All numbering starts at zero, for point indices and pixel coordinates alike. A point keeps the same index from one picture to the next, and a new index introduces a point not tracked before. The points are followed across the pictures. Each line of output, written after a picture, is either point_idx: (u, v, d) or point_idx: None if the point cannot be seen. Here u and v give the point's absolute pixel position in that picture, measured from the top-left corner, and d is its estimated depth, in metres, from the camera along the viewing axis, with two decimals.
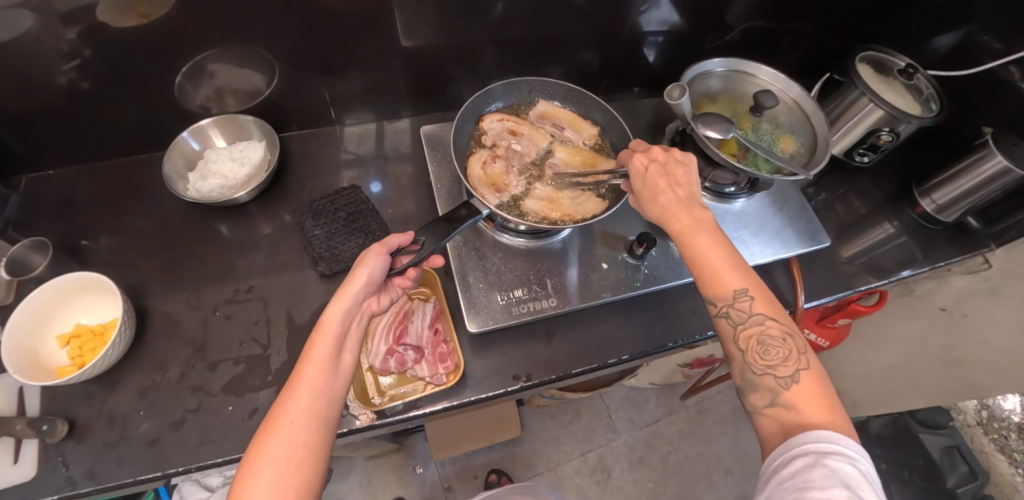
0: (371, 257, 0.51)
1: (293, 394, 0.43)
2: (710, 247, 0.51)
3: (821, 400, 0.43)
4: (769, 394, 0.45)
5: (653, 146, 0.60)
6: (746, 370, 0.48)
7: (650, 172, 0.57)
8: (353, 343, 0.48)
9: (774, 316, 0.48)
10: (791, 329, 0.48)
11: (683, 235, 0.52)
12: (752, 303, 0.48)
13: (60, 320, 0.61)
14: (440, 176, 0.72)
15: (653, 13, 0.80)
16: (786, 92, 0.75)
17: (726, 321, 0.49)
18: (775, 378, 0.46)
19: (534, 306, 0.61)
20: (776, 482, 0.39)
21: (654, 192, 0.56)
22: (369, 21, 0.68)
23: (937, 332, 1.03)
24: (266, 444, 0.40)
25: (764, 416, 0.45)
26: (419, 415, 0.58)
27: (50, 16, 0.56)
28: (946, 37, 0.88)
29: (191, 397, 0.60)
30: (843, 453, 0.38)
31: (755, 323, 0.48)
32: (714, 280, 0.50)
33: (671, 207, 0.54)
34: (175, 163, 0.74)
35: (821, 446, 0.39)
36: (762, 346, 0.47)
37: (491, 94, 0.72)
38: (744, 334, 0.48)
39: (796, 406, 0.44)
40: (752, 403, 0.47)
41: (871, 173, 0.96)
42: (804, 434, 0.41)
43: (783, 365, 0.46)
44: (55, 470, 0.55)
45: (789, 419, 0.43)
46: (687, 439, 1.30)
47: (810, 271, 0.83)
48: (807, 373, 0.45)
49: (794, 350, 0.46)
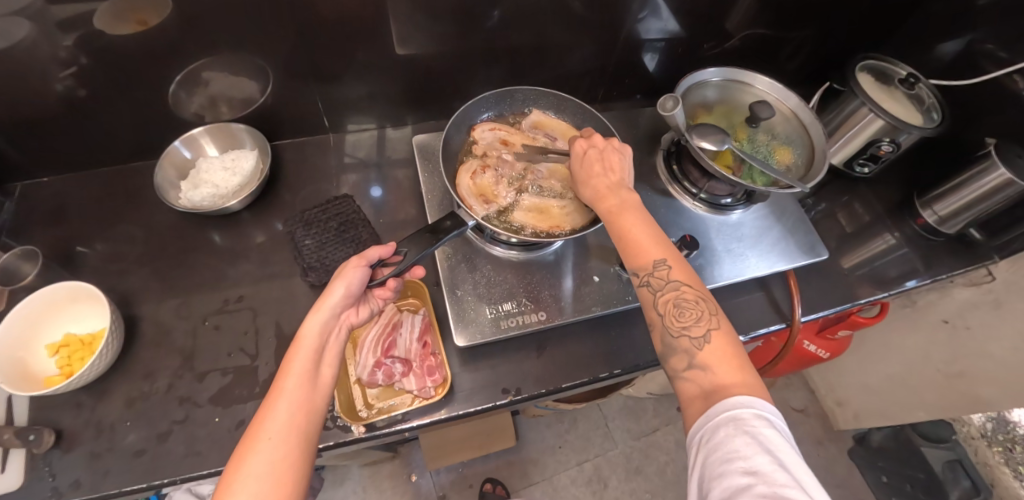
0: (350, 269, 0.50)
1: (271, 409, 0.42)
2: (633, 223, 0.53)
3: (732, 359, 0.44)
4: (685, 356, 0.46)
5: (593, 135, 0.62)
6: (665, 335, 0.48)
7: (589, 155, 0.59)
8: (332, 356, 0.48)
9: (690, 282, 0.49)
10: (705, 294, 0.49)
11: (609, 213, 0.54)
12: (670, 271, 0.49)
13: (49, 330, 0.61)
14: (432, 186, 0.72)
15: (651, 21, 0.80)
16: (783, 102, 0.74)
17: (647, 290, 0.50)
18: (690, 340, 0.46)
19: (524, 319, 0.60)
20: (704, 456, 0.39)
21: (589, 173, 0.58)
22: (364, 29, 0.68)
23: (940, 344, 1.02)
24: (244, 462, 0.39)
25: (683, 380, 0.45)
26: (407, 429, 0.57)
27: (46, 23, 0.57)
28: (950, 44, 0.86)
29: (179, 408, 0.59)
30: (759, 416, 0.39)
31: (672, 290, 0.49)
32: (638, 251, 0.51)
33: (601, 188, 0.56)
34: (167, 172, 0.73)
35: (739, 414, 0.39)
36: (678, 309, 0.48)
37: (484, 104, 0.71)
38: (663, 300, 0.49)
39: (710, 366, 0.44)
40: (672, 367, 0.47)
41: (871, 184, 0.95)
42: (722, 403, 0.40)
43: (697, 326, 0.47)
44: (42, 480, 0.55)
45: (706, 380, 0.43)
46: (685, 449, 1.29)
47: (808, 284, 0.81)
48: (718, 333, 0.46)
49: (707, 312, 0.47)
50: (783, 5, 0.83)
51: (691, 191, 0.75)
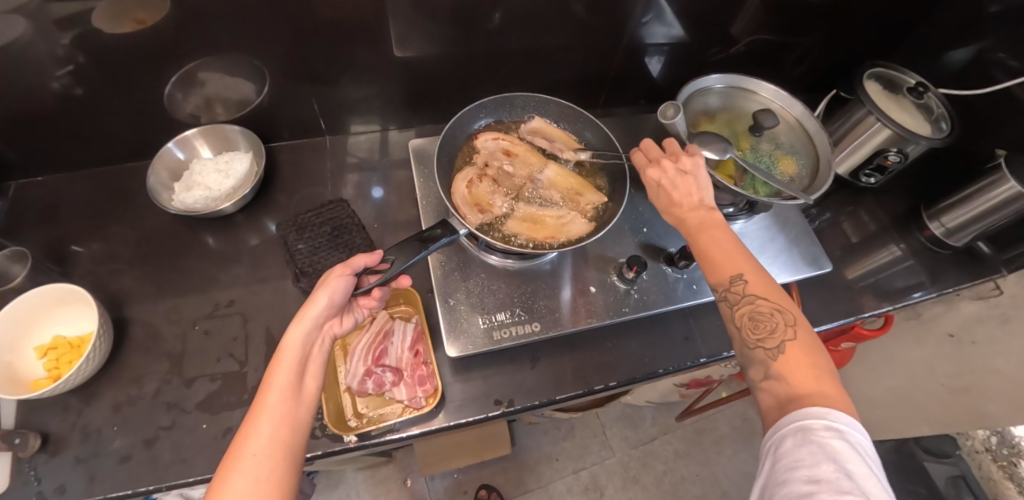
0: (333, 279, 0.49)
1: (253, 426, 0.41)
2: (711, 241, 0.52)
3: (809, 371, 0.43)
4: (762, 367, 0.45)
5: (662, 156, 0.58)
6: (742, 347, 0.47)
7: (662, 190, 0.56)
8: (317, 367, 0.47)
9: (767, 294, 0.47)
10: (785, 305, 0.47)
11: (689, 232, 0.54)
12: (747, 285, 0.48)
13: (37, 333, 0.60)
14: (427, 191, 0.71)
15: (655, 25, 0.78)
16: (787, 109, 0.73)
17: (722, 304, 0.49)
18: (765, 352, 0.45)
19: (518, 330, 0.59)
20: (769, 463, 0.39)
21: (669, 199, 0.56)
22: (362, 31, 0.67)
23: (944, 358, 1.00)
24: (227, 482, 0.38)
25: (761, 390, 0.45)
26: (397, 439, 0.56)
27: (43, 21, 0.56)
28: (960, 52, 0.84)
29: (166, 413, 0.59)
30: (831, 427, 0.38)
31: (748, 303, 0.48)
32: (712, 267, 0.50)
33: (681, 213, 0.55)
34: (159, 175, 0.73)
35: (808, 424, 0.38)
36: (753, 321, 0.47)
37: (482, 109, 0.70)
38: (737, 315, 0.48)
39: (786, 376, 0.43)
40: (752, 377, 0.46)
41: (877, 194, 0.93)
42: (793, 412, 0.40)
43: (773, 338, 0.45)
44: (26, 485, 0.54)
45: (781, 390, 0.43)
46: (683, 458, 1.28)
47: (811, 296, 0.80)
48: (796, 344, 0.44)
49: (784, 324, 0.46)
50: (789, 11, 0.81)
51: None
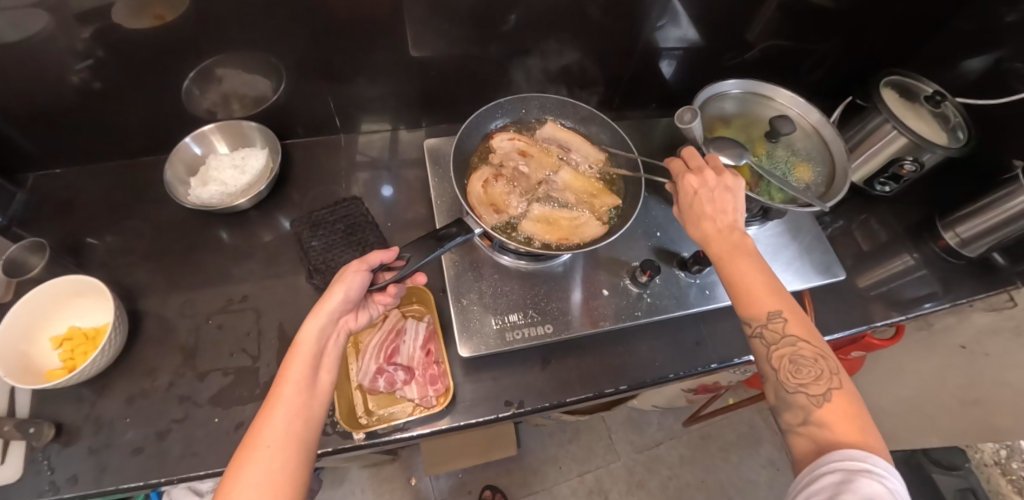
0: (350, 275, 0.49)
1: (269, 417, 0.41)
2: (750, 272, 0.51)
3: (853, 420, 0.42)
4: (801, 412, 0.44)
5: (705, 168, 0.57)
6: (779, 389, 0.46)
7: (699, 196, 0.56)
8: (331, 362, 0.48)
9: (809, 337, 0.47)
10: (825, 351, 0.46)
11: (719, 260, 0.53)
12: (786, 324, 0.47)
13: (53, 324, 0.61)
14: (441, 190, 0.71)
15: (670, 29, 0.78)
16: (804, 116, 0.73)
17: (759, 342, 0.48)
18: (807, 396, 0.44)
19: (530, 331, 0.59)
20: (804, 498, 0.39)
21: (699, 214, 0.55)
22: (378, 29, 0.67)
23: (956, 370, 0.99)
24: (242, 472, 0.38)
25: (797, 436, 0.44)
26: (406, 438, 0.56)
27: (65, 16, 0.56)
28: (977, 60, 0.83)
29: (178, 407, 0.59)
30: (870, 470, 0.37)
31: (787, 345, 0.47)
32: (750, 300, 0.49)
33: (711, 232, 0.54)
34: (176, 169, 0.73)
35: (849, 464, 0.38)
36: (794, 365, 0.46)
37: (497, 110, 0.70)
38: (777, 355, 0.47)
39: (828, 424, 0.42)
40: (786, 421, 0.45)
41: (891, 202, 0.92)
42: (834, 452, 0.40)
43: (815, 383, 0.45)
44: (40, 474, 0.55)
45: (822, 438, 0.42)
46: (688, 464, 1.27)
47: (822, 304, 0.79)
48: (838, 392, 0.44)
49: (826, 370, 0.45)
50: (806, 16, 0.81)
51: None
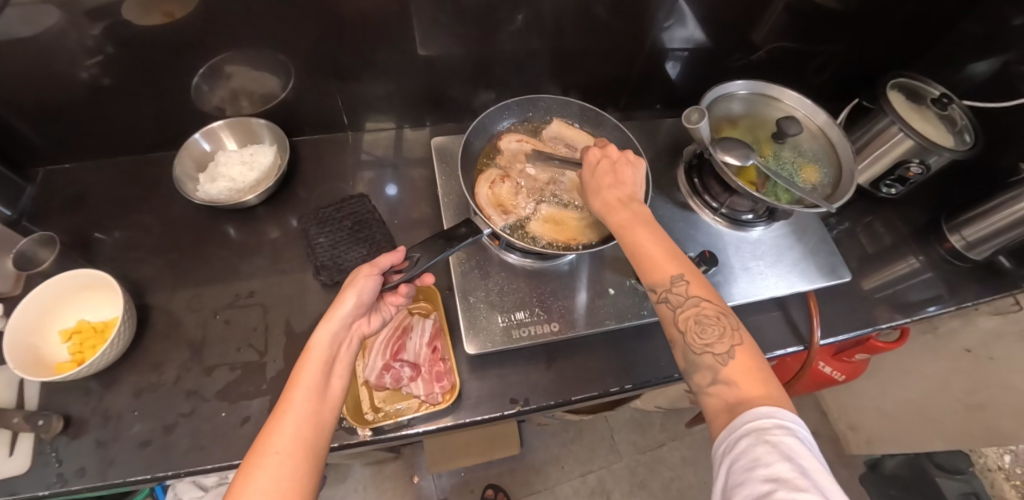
0: (361, 279, 0.50)
1: (279, 423, 0.42)
2: (649, 238, 0.50)
3: (756, 375, 0.42)
4: (709, 372, 0.43)
5: (608, 144, 0.59)
6: (687, 353, 0.46)
7: (601, 166, 0.57)
8: (342, 367, 0.48)
9: (710, 297, 0.47)
10: (727, 311, 0.46)
11: (621, 227, 0.51)
12: (688, 287, 0.47)
13: (61, 317, 0.61)
14: (448, 189, 0.71)
15: (677, 29, 0.78)
16: (811, 118, 0.73)
17: (665, 306, 0.47)
18: (714, 356, 0.44)
19: (536, 329, 0.59)
20: (726, 465, 0.38)
21: (600, 184, 0.56)
22: (386, 28, 0.68)
23: (962, 373, 0.99)
24: (251, 477, 0.38)
25: (707, 397, 0.43)
26: (412, 435, 0.56)
27: (75, 12, 0.57)
28: (983, 64, 0.83)
29: (186, 401, 0.59)
30: (782, 425, 0.37)
31: (692, 306, 0.46)
32: (652, 265, 0.49)
33: (612, 201, 0.53)
34: (185, 164, 0.73)
35: (761, 423, 0.38)
36: (699, 326, 0.45)
37: (505, 110, 0.70)
38: (683, 317, 0.46)
39: (734, 380, 0.42)
40: (695, 384, 0.44)
41: (897, 205, 0.92)
42: (746, 412, 0.39)
43: (720, 342, 0.45)
44: (48, 466, 0.55)
45: (730, 395, 0.41)
46: (690, 466, 1.27)
47: (826, 305, 0.79)
48: (741, 349, 0.44)
49: (730, 328, 0.45)
50: (812, 18, 0.81)
51: (711, 205, 0.74)
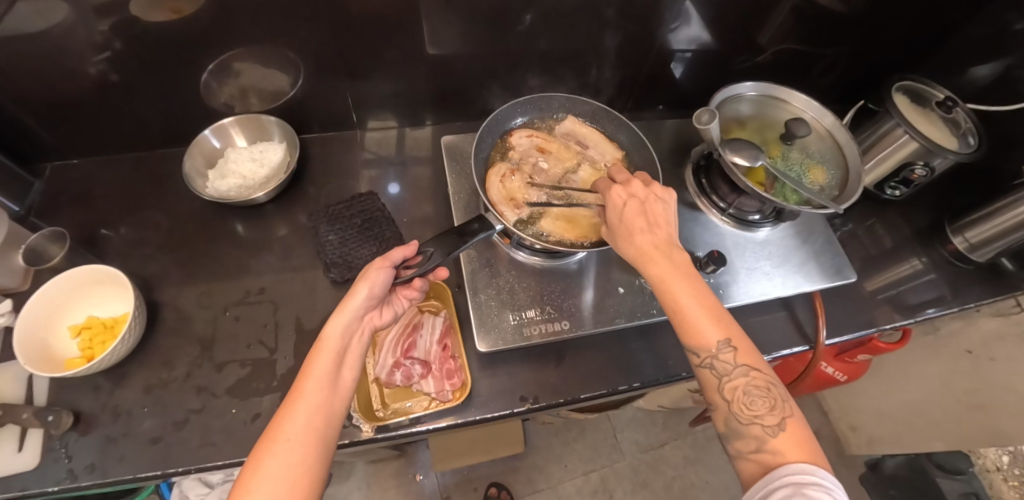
0: (373, 272, 0.50)
1: (290, 411, 0.42)
2: (691, 298, 0.48)
3: (806, 447, 0.42)
4: (754, 441, 0.43)
5: (631, 180, 0.55)
6: (729, 419, 0.45)
7: (629, 209, 0.52)
8: (354, 358, 0.48)
9: (759, 365, 0.46)
10: (773, 379, 0.46)
11: (661, 283, 0.49)
12: (736, 355, 0.46)
13: (71, 312, 0.61)
14: (458, 187, 0.71)
15: (684, 30, 0.79)
16: (818, 120, 0.73)
17: (710, 372, 0.46)
18: (761, 427, 0.43)
19: (547, 327, 0.60)
20: None
21: (631, 229, 0.51)
22: (396, 26, 0.68)
23: (961, 374, 1.00)
24: (261, 463, 0.39)
25: (748, 462, 0.43)
26: (422, 431, 0.56)
27: (84, 8, 0.57)
28: (985, 68, 0.83)
29: (196, 397, 0.59)
30: (820, 482, 0.38)
31: (740, 376, 0.45)
32: (697, 330, 0.47)
33: (649, 251, 0.50)
34: (195, 160, 0.74)
35: (800, 477, 0.39)
36: (747, 397, 0.45)
37: (517, 108, 0.71)
38: (730, 386, 0.45)
39: (782, 451, 0.42)
40: (736, 448, 0.44)
41: (900, 207, 0.93)
42: (786, 468, 0.40)
43: (769, 414, 0.44)
44: (58, 462, 0.55)
45: (774, 463, 0.41)
46: (692, 465, 1.28)
47: (831, 306, 0.80)
48: (792, 421, 0.43)
49: (779, 400, 0.44)
50: (816, 20, 0.82)
51: (719, 205, 0.74)
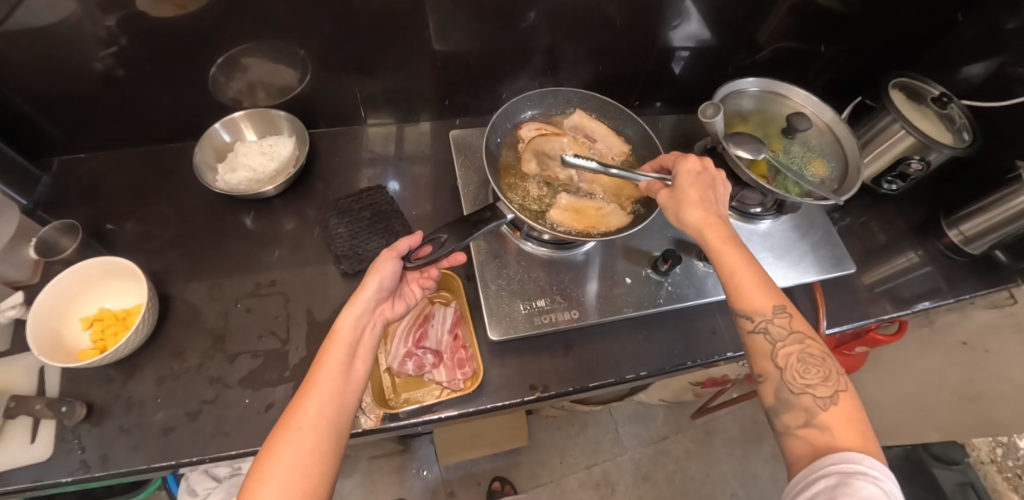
0: (382, 264, 0.51)
1: (304, 399, 0.43)
2: (744, 263, 0.51)
3: (856, 423, 0.42)
4: (804, 414, 0.44)
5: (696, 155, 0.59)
6: (780, 389, 0.47)
7: (692, 180, 0.56)
8: (366, 351, 0.48)
9: (812, 334, 0.48)
10: (828, 352, 0.48)
11: (717, 247, 0.52)
12: (791, 321, 0.48)
13: (83, 304, 0.61)
14: (467, 181, 0.72)
15: (686, 28, 0.80)
16: (818, 115, 0.75)
17: (763, 337, 0.48)
18: (813, 397, 0.45)
19: (555, 316, 0.61)
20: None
21: (689, 202, 0.55)
22: (402, 22, 0.69)
23: (958, 365, 1.02)
24: (275, 450, 0.39)
25: (795, 437, 0.44)
26: (435, 420, 0.57)
27: (90, 4, 0.57)
28: (978, 67, 0.85)
29: (209, 388, 0.60)
30: (866, 472, 0.38)
31: (794, 342, 0.48)
32: (752, 294, 0.50)
33: (708, 220, 0.54)
34: (206, 154, 0.74)
35: (845, 467, 0.38)
36: (801, 364, 0.47)
37: (526, 102, 0.72)
38: (783, 352, 0.48)
39: (830, 427, 0.43)
40: (784, 423, 0.45)
41: (897, 201, 0.95)
42: (830, 456, 0.40)
43: (822, 385, 0.45)
44: (71, 452, 0.55)
45: (820, 441, 0.42)
46: (693, 458, 1.29)
47: (832, 297, 0.81)
48: (846, 395, 0.45)
49: (833, 372, 0.46)
50: (815, 19, 0.83)
51: None
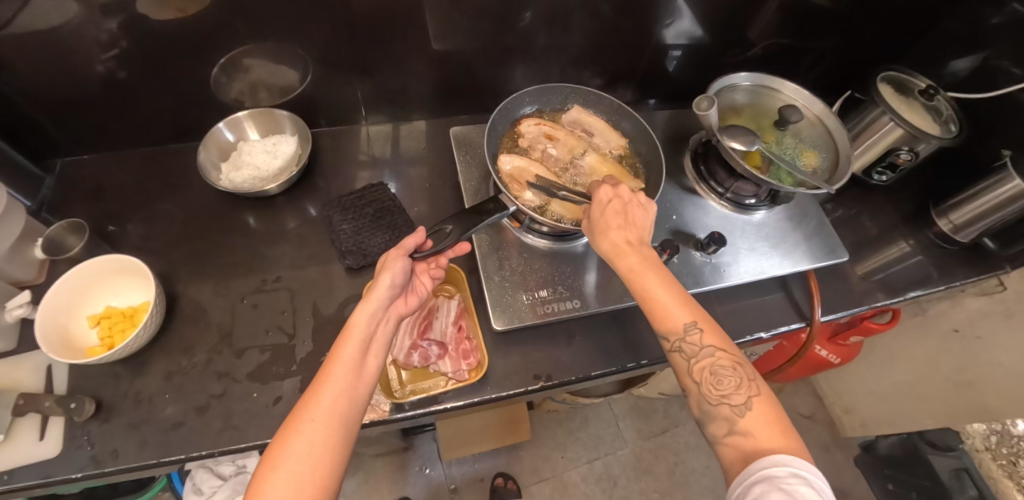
0: (393, 261, 0.52)
1: (317, 393, 0.43)
2: (654, 285, 0.50)
3: (776, 426, 0.43)
4: (725, 423, 0.45)
5: (619, 182, 0.58)
6: (701, 402, 0.48)
7: (610, 206, 0.55)
8: (379, 347, 0.48)
9: (725, 345, 0.48)
10: (741, 358, 0.48)
11: (629, 273, 0.51)
12: (703, 336, 0.48)
13: (91, 300, 0.62)
14: (468, 176, 0.74)
15: (679, 26, 0.82)
16: (810, 108, 0.77)
17: (679, 356, 0.49)
18: (731, 407, 0.45)
19: (558, 306, 0.62)
20: None
21: (606, 226, 0.55)
22: (400, 23, 0.70)
23: (950, 352, 1.04)
24: (289, 441, 0.40)
25: (723, 445, 0.45)
26: (441, 410, 0.58)
27: (92, 7, 0.58)
28: (963, 61, 0.88)
29: (218, 382, 0.61)
30: (797, 474, 0.38)
31: (706, 356, 0.48)
32: (663, 314, 0.49)
33: (620, 243, 0.53)
34: (210, 153, 0.75)
35: (775, 470, 0.39)
36: (715, 376, 0.47)
37: (525, 98, 0.74)
38: (698, 367, 0.48)
39: (752, 432, 0.43)
40: (712, 433, 0.46)
41: (887, 192, 0.97)
42: (761, 460, 0.41)
43: (737, 393, 0.46)
44: (80, 448, 0.56)
45: (747, 446, 0.43)
46: (692, 451, 1.30)
47: (826, 286, 0.83)
48: (761, 399, 0.45)
49: (746, 379, 0.47)
50: (803, 16, 0.85)
51: (717, 191, 0.78)
